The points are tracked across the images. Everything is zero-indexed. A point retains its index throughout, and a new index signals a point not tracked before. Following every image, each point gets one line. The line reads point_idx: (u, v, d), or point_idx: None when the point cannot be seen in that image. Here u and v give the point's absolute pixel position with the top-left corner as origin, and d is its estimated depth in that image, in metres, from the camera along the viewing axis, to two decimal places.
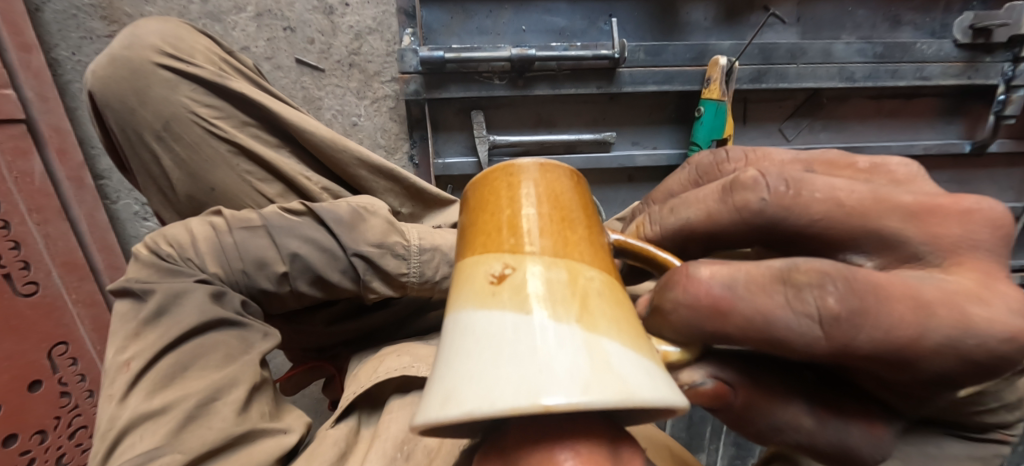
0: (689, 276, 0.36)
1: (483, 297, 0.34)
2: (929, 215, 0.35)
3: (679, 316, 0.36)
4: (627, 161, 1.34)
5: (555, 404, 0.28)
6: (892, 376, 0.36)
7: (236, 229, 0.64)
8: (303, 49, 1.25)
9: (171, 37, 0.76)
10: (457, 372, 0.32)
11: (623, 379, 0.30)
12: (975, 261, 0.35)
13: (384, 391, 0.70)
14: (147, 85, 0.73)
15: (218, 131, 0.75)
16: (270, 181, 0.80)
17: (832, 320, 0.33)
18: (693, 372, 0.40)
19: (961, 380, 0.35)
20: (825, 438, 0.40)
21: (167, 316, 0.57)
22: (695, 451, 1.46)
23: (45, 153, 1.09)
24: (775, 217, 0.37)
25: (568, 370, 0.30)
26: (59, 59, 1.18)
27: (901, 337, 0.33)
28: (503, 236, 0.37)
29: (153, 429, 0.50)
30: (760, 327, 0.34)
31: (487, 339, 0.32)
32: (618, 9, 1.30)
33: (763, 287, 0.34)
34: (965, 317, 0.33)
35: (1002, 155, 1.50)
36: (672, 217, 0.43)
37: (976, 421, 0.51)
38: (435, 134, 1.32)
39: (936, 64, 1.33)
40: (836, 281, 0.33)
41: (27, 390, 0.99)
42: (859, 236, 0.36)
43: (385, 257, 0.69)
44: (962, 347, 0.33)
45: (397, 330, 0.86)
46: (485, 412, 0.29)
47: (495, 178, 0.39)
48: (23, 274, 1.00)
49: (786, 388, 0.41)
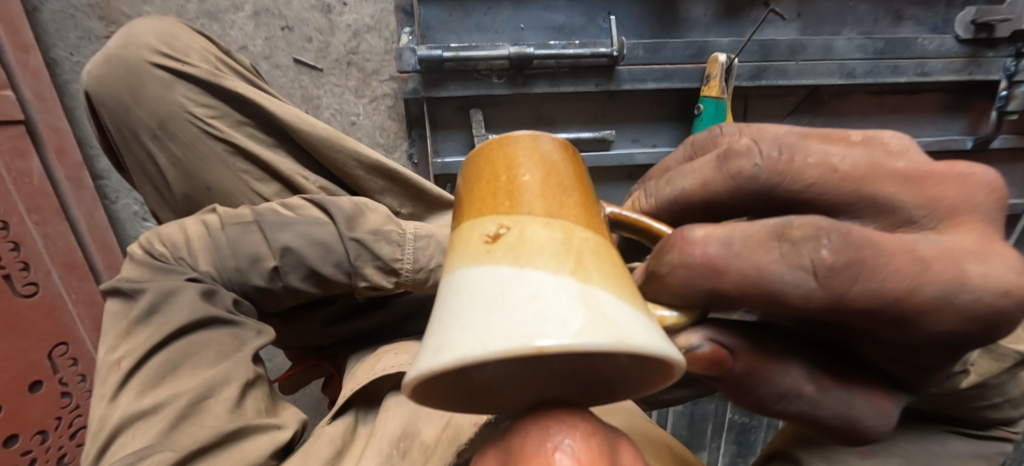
0: (684, 237, 0.36)
1: (478, 255, 0.34)
2: (923, 180, 0.35)
3: (675, 278, 0.36)
4: (627, 159, 1.34)
5: (550, 346, 0.27)
6: (891, 338, 0.36)
7: (228, 226, 0.65)
8: (301, 48, 1.25)
9: (166, 35, 0.76)
10: (449, 328, 0.31)
11: (619, 326, 0.29)
12: (972, 220, 0.34)
13: (381, 389, 0.70)
14: (142, 84, 0.73)
15: (214, 130, 0.75)
16: (267, 180, 0.80)
17: (827, 272, 0.33)
18: (690, 335, 0.39)
19: (966, 341, 0.34)
20: (826, 406, 0.39)
21: (159, 314, 0.57)
22: (696, 449, 1.46)
23: (43, 152, 1.09)
24: (770, 182, 0.37)
25: (562, 314, 0.29)
26: (56, 59, 1.18)
27: (896, 289, 0.32)
28: (499, 199, 0.37)
29: (145, 429, 0.49)
30: (756, 283, 0.35)
31: (480, 293, 0.32)
32: (617, 6, 1.29)
33: (760, 242, 0.35)
34: (961, 273, 0.32)
35: (1005, 150, 1.49)
36: (668, 188, 0.42)
37: (978, 416, 0.51)
38: (434, 132, 1.32)
39: (937, 60, 1.32)
40: (830, 234, 0.33)
41: (27, 390, 0.99)
42: (853, 201, 0.36)
43: (380, 243, 0.69)
44: (957, 301, 0.32)
45: (393, 330, 0.85)
46: (477, 356, 0.27)
47: (490, 149, 0.39)
48: (22, 275, 1.00)
49: (787, 353, 0.40)
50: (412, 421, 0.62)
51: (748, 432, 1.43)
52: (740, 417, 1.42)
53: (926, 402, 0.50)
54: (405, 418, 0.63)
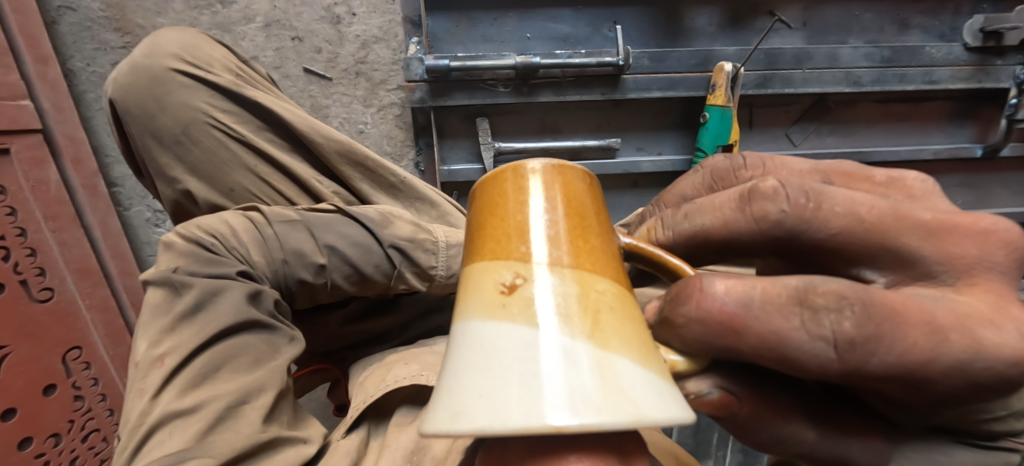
0: (704, 290, 0.35)
1: (494, 308, 0.35)
2: (945, 234, 0.36)
3: (690, 331, 0.36)
4: (632, 166, 1.35)
5: (565, 427, 0.29)
6: (899, 393, 0.37)
7: (276, 223, 0.67)
8: (311, 58, 1.27)
9: (189, 46, 0.78)
10: (468, 384, 0.33)
11: (630, 397, 0.31)
12: (988, 282, 0.36)
13: (391, 402, 0.71)
14: (166, 91, 0.75)
15: (235, 134, 0.77)
16: (286, 182, 0.81)
17: (847, 346, 0.33)
18: (699, 382, 0.40)
19: (964, 399, 0.36)
20: (824, 448, 0.41)
21: (203, 313, 0.57)
22: (701, 458, 1.44)
23: (61, 162, 1.12)
24: (794, 229, 0.37)
25: (578, 389, 0.31)
26: (74, 70, 1.21)
27: (913, 360, 0.33)
28: (513, 243, 0.37)
29: (182, 429, 0.51)
30: (774, 347, 0.34)
31: (497, 354, 0.33)
32: (622, 16, 1.31)
33: (779, 307, 0.34)
34: (977, 341, 0.33)
35: (1014, 158, 1.48)
36: (688, 223, 0.41)
37: (983, 429, 0.50)
38: (441, 140, 1.34)
39: (945, 68, 1.31)
40: (853, 305, 0.33)
41: (42, 394, 1.01)
42: (877, 253, 0.36)
43: (417, 250, 0.74)
44: (970, 369, 0.33)
45: (403, 331, 0.88)
46: (496, 431, 0.30)
47: (505, 180, 0.39)
48: (39, 281, 1.02)
49: (788, 402, 0.41)
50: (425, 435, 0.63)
51: None
52: None
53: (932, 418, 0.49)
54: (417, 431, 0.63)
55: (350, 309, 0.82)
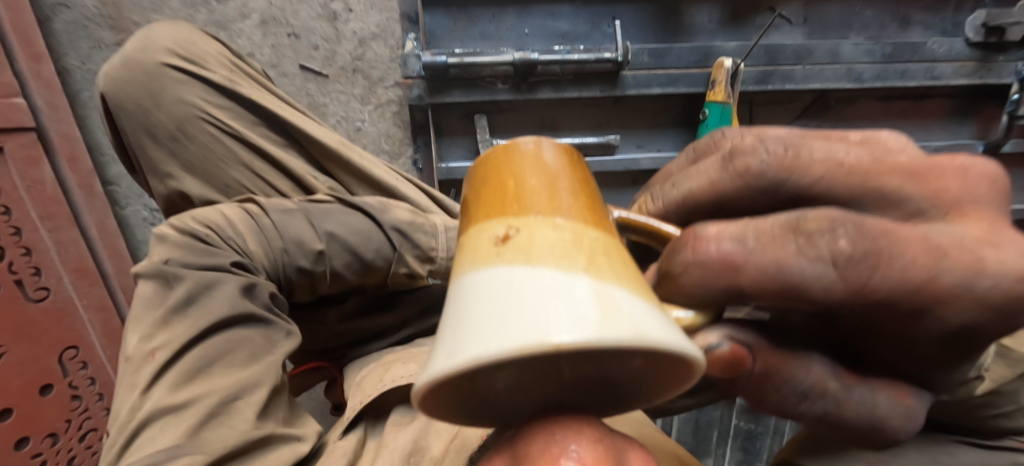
0: (696, 235, 0.34)
1: (487, 258, 0.32)
2: (927, 174, 0.34)
3: (689, 277, 0.34)
4: (632, 164, 1.34)
5: (567, 342, 0.24)
6: (912, 332, 0.34)
7: (274, 212, 0.69)
8: (308, 55, 1.26)
9: (183, 41, 0.78)
10: (459, 328, 0.29)
11: (638, 322, 0.26)
12: (979, 210, 0.33)
13: (389, 401, 0.70)
14: (161, 87, 0.74)
15: (231, 130, 0.77)
16: (281, 179, 0.80)
17: (846, 262, 0.31)
18: (708, 335, 0.37)
19: (985, 331, 0.33)
20: (853, 405, 0.37)
21: (197, 306, 0.57)
22: (702, 456, 1.43)
23: (55, 161, 1.11)
24: (777, 178, 0.35)
25: (578, 310, 0.27)
26: (68, 68, 1.20)
27: (916, 276, 0.31)
28: (506, 204, 0.35)
29: (175, 425, 0.49)
30: (775, 277, 0.32)
31: (491, 293, 0.29)
32: (622, 13, 1.30)
33: (773, 237, 0.32)
34: (979, 260, 0.31)
35: (1016, 155, 1.47)
36: (674, 191, 0.40)
37: (991, 426, 0.50)
38: (439, 138, 1.33)
39: (948, 64, 1.30)
40: (845, 225, 0.31)
41: (38, 394, 1.00)
42: (862, 196, 0.34)
43: (416, 232, 0.76)
44: (976, 289, 0.31)
45: (401, 329, 0.86)
46: (488, 356, 0.25)
47: (496, 157, 0.38)
48: (34, 280, 1.02)
49: (806, 348, 0.37)
50: (421, 437, 0.62)
51: (755, 439, 1.41)
52: (746, 424, 1.40)
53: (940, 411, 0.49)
54: (414, 433, 0.62)
55: (347, 305, 0.82)
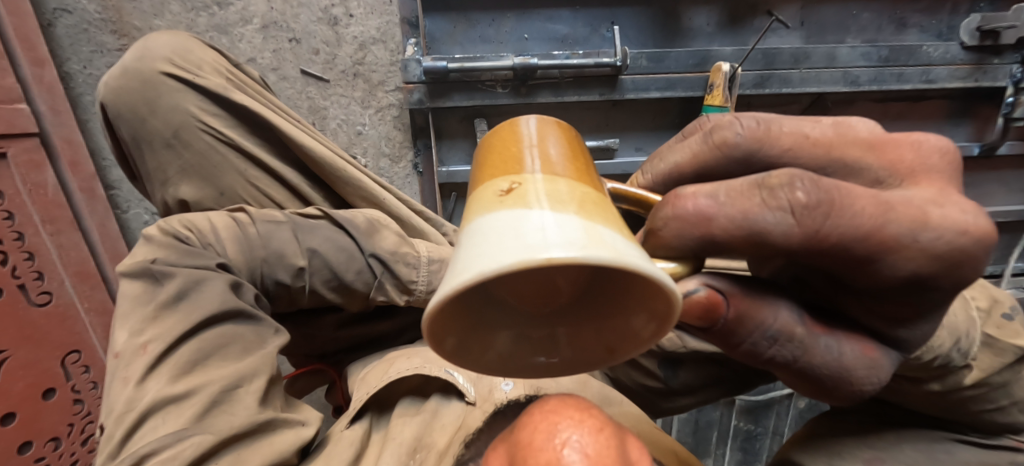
0: (676, 195, 0.39)
1: (490, 204, 0.34)
2: (883, 146, 0.40)
3: (670, 230, 0.38)
4: (631, 167, 1.35)
5: (560, 257, 0.26)
6: (867, 282, 0.39)
7: (261, 223, 0.69)
8: (308, 60, 1.27)
9: (180, 50, 0.77)
10: (461, 257, 0.30)
11: (625, 252, 0.28)
12: (931, 179, 0.39)
13: (393, 394, 0.71)
14: (157, 95, 0.74)
15: (225, 139, 0.77)
16: (275, 185, 0.82)
17: (802, 210, 0.36)
18: (687, 283, 0.41)
19: (933, 281, 0.38)
20: (817, 353, 0.41)
21: (187, 301, 0.57)
22: (702, 456, 1.45)
23: (57, 165, 1.11)
24: (751, 149, 0.41)
25: (572, 237, 0.28)
26: (71, 72, 1.21)
27: (866, 224, 0.36)
28: (510, 165, 0.37)
29: (178, 413, 0.50)
30: (742, 226, 0.37)
31: (492, 226, 0.31)
32: (621, 16, 1.31)
33: (742, 193, 0.37)
34: (924, 215, 0.36)
35: (1012, 157, 1.48)
36: (662, 164, 0.45)
37: (985, 420, 0.53)
38: (439, 141, 1.35)
39: (943, 67, 1.31)
40: (803, 179, 0.36)
41: (41, 398, 1.01)
42: (826, 164, 0.41)
43: (399, 263, 0.74)
44: (922, 239, 0.36)
45: (400, 335, 0.87)
46: (489, 270, 0.26)
47: (502, 129, 0.40)
48: (37, 284, 1.02)
49: (775, 296, 0.42)
50: (425, 433, 0.62)
51: (754, 439, 1.43)
52: (745, 425, 1.41)
53: (932, 407, 0.53)
54: (418, 429, 0.62)
55: (344, 313, 0.83)
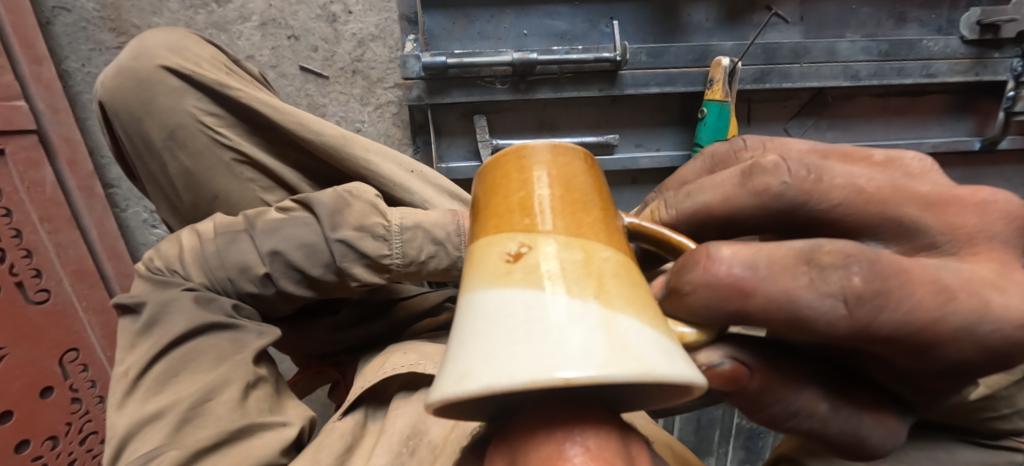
0: (709, 256, 0.36)
1: (499, 275, 0.34)
2: (945, 206, 0.37)
3: (697, 297, 0.36)
4: (631, 163, 1.35)
5: (577, 377, 0.26)
6: (908, 364, 0.38)
7: (219, 235, 0.63)
8: (307, 57, 1.27)
9: (176, 47, 0.77)
10: (473, 351, 0.30)
11: (641, 355, 0.29)
12: (991, 251, 0.37)
13: (389, 388, 0.69)
14: (153, 95, 0.73)
15: (224, 139, 0.76)
16: (273, 189, 0.81)
17: (856, 300, 0.34)
18: (711, 353, 0.40)
19: (976, 371, 0.36)
20: (835, 424, 0.41)
21: (158, 326, 0.58)
22: (704, 454, 1.43)
23: (56, 163, 1.11)
24: (796, 200, 0.38)
25: (587, 345, 0.29)
26: (69, 70, 1.21)
27: (922, 319, 0.34)
28: (517, 216, 0.36)
29: (152, 434, 0.51)
30: (782, 306, 0.35)
31: (503, 317, 0.31)
32: (620, 11, 1.30)
33: (786, 267, 0.35)
34: (985, 305, 0.34)
35: (1012, 151, 1.48)
36: (688, 202, 0.43)
37: (989, 427, 0.51)
38: (438, 139, 1.33)
39: (943, 61, 1.30)
40: (861, 262, 0.34)
41: (39, 396, 1.00)
42: (877, 224, 0.38)
43: (365, 239, 0.62)
44: (978, 333, 0.34)
45: (395, 335, 0.85)
46: (503, 386, 0.27)
47: (507, 161, 0.39)
48: (36, 282, 1.02)
49: (800, 375, 0.41)
50: (420, 420, 0.61)
51: (756, 437, 1.41)
52: (748, 423, 1.40)
53: (938, 414, 0.51)
54: (412, 417, 0.62)
55: (341, 315, 0.84)
